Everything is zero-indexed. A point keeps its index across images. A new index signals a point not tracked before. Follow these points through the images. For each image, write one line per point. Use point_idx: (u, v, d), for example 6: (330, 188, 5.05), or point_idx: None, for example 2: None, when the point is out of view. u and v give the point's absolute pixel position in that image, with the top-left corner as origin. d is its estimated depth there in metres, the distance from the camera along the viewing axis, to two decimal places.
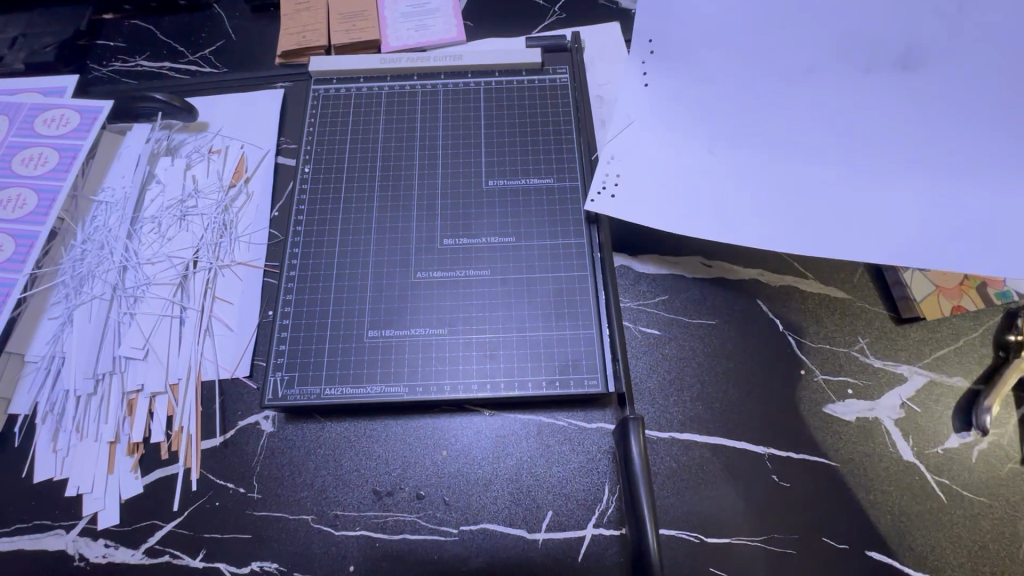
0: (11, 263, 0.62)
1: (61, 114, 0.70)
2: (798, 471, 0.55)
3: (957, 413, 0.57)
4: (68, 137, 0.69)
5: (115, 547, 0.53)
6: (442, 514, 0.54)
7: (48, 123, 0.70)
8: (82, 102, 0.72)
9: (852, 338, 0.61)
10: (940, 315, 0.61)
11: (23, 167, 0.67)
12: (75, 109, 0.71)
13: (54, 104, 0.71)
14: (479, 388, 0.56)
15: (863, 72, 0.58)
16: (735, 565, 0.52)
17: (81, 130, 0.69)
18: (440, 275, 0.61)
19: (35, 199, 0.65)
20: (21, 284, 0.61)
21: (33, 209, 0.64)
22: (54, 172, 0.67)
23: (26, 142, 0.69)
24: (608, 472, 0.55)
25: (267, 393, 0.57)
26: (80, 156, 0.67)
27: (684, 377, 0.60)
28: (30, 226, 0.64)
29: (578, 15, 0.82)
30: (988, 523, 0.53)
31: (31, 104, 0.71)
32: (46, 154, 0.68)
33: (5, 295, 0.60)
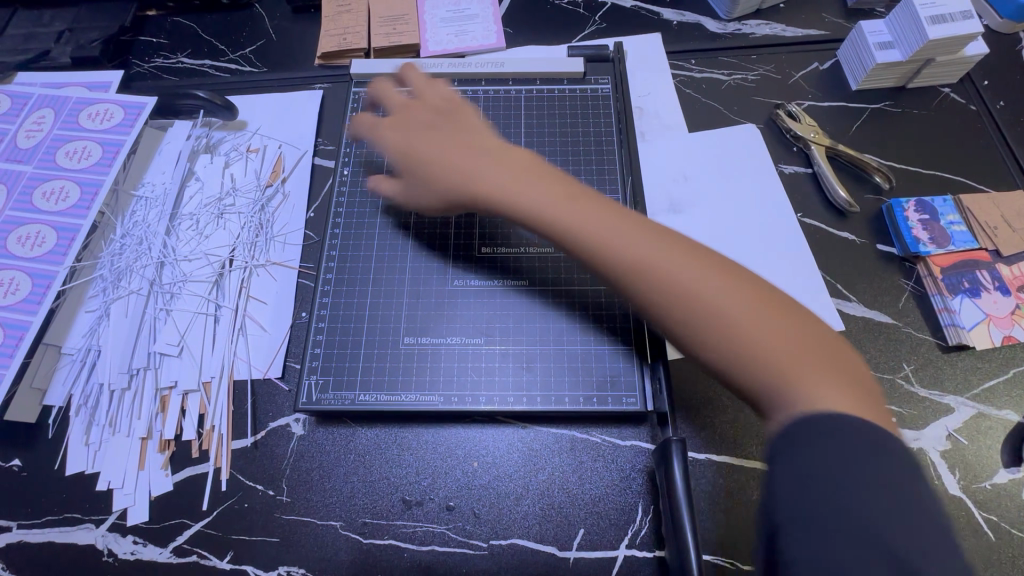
0: (53, 255, 0.62)
1: (106, 109, 0.71)
2: None
3: (1005, 447, 0.56)
4: (112, 132, 0.69)
5: (144, 545, 0.53)
6: (471, 526, 0.53)
7: (93, 116, 0.70)
8: (127, 98, 0.72)
9: (897, 366, 0.60)
10: (990, 345, 0.59)
11: (66, 160, 0.67)
12: (118, 104, 0.71)
13: (98, 98, 0.72)
14: (514, 401, 0.55)
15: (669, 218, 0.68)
16: None
17: (125, 125, 0.70)
18: (477, 283, 0.60)
19: (77, 192, 0.65)
20: (62, 277, 0.61)
21: (75, 203, 0.65)
22: (97, 166, 0.67)
23: (71, 135, 0.69)
24: (643, 492, 0.54)
25: (301, 396, 0.56)
26: (123, 152, 0.68)
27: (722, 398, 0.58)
28: (72, 219, 0.64)
29: (619, 25, 0.82)
30: None
31: (76, 98, 0.72)
32: (90, 148, 0.68)
33: (47, 287, 0.61)
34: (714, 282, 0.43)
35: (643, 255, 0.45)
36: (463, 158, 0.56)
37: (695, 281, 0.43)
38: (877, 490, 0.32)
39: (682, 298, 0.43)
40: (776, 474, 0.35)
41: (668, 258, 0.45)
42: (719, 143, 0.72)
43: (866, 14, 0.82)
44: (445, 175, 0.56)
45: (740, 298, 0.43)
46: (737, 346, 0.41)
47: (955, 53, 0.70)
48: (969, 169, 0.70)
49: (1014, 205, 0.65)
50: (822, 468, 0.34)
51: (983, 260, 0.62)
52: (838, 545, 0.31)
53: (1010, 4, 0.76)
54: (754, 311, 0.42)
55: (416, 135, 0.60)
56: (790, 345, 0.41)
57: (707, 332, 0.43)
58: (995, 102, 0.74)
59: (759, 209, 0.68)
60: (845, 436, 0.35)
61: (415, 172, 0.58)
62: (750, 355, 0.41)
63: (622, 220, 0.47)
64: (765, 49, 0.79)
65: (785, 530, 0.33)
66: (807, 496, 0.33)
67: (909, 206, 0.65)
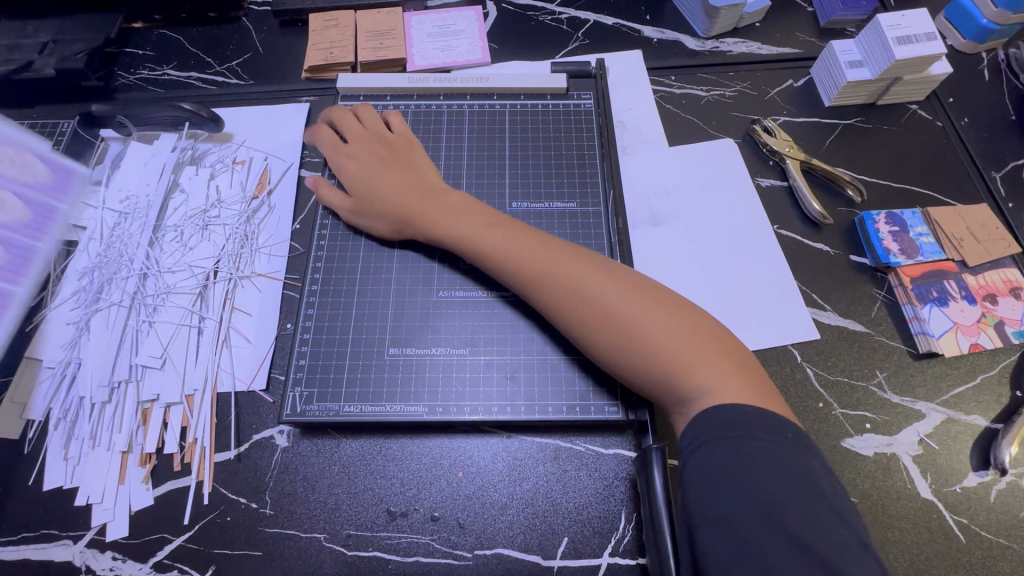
0: None
1: (21, 158, 0.66)
2: None
3: (974, 451, 0.58)
4: (36, 189, 0.66)
5: (123, 561, 0.53)
6: (456, 537, 0.54)
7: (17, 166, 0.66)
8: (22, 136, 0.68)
9: (870, 373, 0.61)
10: (958, 352, 0.61)
11: None
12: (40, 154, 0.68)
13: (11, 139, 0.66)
14: (499, 411, 0.56)
15: (651, 224, 0.69)
16: None
17: (54, 186, 0.68)
18: (461, 295, 0.61)
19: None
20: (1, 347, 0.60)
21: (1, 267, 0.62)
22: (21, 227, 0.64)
23: None
24: (626, 499, 0.55)
25: (286, 408, 0.56)
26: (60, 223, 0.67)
27: None
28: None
29: (600, 42, 0.84)
30: (1009, 564, 0.53)
31: None
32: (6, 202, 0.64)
33: None
34: (627, 299, 0.51)
35: (571, 281, 0.52)
36: (415, 196, 0.61)
37: (602, 295, 0.51)
38: (770, 482, 0.40)
39: (586, 311, 0.51)
40: (688, 481, 0.43)
41: (589, 281, 0.52)
42: (699, 155, 0.74)
43: (838, 34, 0.85)
44: (388, 208, 0.61)
45: (653, 312, 0.50)
46: (650, 356, 0.49)
47: (921, 72, 0.73)
48: (937, 183, 0.72)
49: (977, 218, 0.68)
50: (728, 472, 0.41)
51: (950, 271, 0.65)
52: (744, 528, 0.38)
53: (972, 24, 0.80)
54: (664, 323, 0.50)
55: (371, 165, 0.64)
56: (696, 349, 0.48)
57: (626, 346, 0.50)
58: (959, 119, 0.77)
59: (736, 220, 0.70)
60: (744, 439, 0.42)
61: (361, 202, 0.63)
62: (652, 357, 0.49)
63: (537, 246, 0.55)
64: (741, 66, 0.82)
65: (702, 531, 0.40)
66: (715, 500, 0.41)
67: (879, 218, 0.68)
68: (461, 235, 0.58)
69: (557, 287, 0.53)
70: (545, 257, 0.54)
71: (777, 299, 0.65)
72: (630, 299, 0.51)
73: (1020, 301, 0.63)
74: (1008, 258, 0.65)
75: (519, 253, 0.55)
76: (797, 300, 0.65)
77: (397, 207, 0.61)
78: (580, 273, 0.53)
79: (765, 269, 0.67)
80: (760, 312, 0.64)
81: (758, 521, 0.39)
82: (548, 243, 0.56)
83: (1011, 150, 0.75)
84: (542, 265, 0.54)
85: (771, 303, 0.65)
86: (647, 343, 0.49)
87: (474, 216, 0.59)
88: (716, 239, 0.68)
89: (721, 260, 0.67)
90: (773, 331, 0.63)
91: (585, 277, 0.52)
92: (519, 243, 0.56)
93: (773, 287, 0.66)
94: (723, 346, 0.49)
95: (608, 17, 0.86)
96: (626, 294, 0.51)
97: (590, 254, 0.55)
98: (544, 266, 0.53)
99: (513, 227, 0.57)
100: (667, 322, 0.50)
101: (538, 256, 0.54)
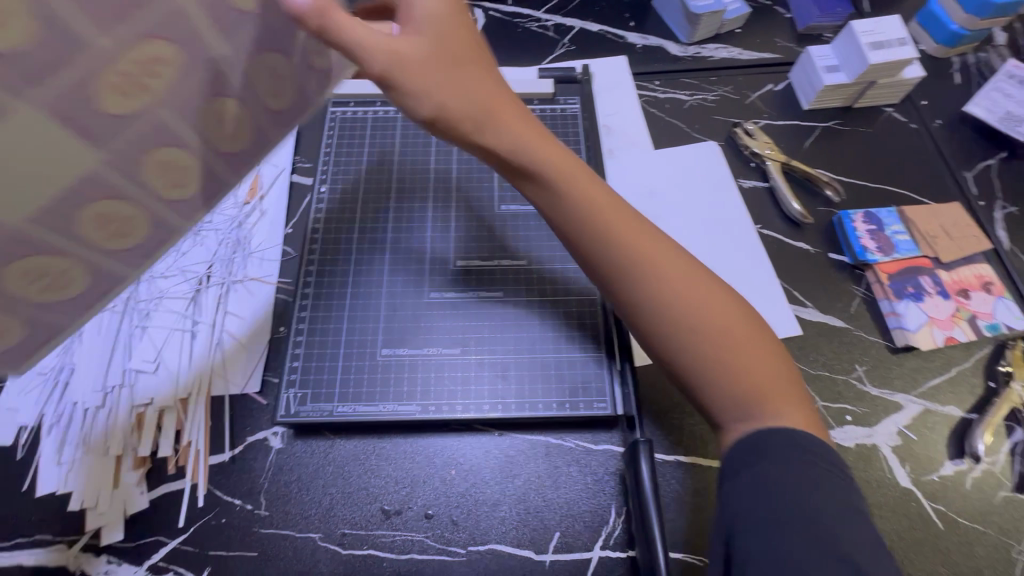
0: None
1: None
2: None
3: (951, 440, 0.60)
4: None
5: (118, 564, 0.53)
6: (450, 533, 0.54)
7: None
8: None
9: (850, 367, 0.63)
10: (934, 345, 0.63)
11: None
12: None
13: None
14: (490, 408, 0.57)
15: None
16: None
17: None
18: (452, 295, 0.62)
19: None
20: None
21: None
22: None
23: None
24: (616, 493, 0.56)
25: (280, 409, 0.57)
26: None
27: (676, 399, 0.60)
28: None
29: (586, 48, 0.86)
30: (983, 550, 0.55)
31: None
32: None
33: None
34: (722, 320, 0.50)
35: (672, 287, 0.50)
36: (498, 95, 0.51)
37: (700, 308, 0.50)
38: (819, 500, 0.42)
39: (684, 322, 0.49)
40: (739, 487, 0.44)
41: (689, 291, 0.50)
42: (683, 157, 0.76)
43: (815, 40, 0.88)
44: (467, 96, 0.49)
45: (743, 331, 0.50)
46: (730, 379, 0.49)
47: (895, 76, 0.75)
48: (912, 182, 0.75)
49: (950, 215, 0.71)
50: (776, 484, 0.43)
51: (925, 267, 0.67)
52: (789, 537, 0.40)
53: (942, 30, 0.83)
54: (758, 351, 0.49)
55: (461, 28, 0.49)
56: (778, 380, 0.49)
57: (716, 364, 0.49)
58: (932, 120, 0.80)
59: (720, 221, 0.71)
60: (799, 461, 0.44)
61: (433, 63, 0.47)
62: (731, 381, 0.49)
63: (646, 240, 0.51)
64: (723, 71, 0.84)
65: (743, 536, 0.42)
66: (766, 507, 0.42)
67: (857, 218, 0.70)
68: (552, 167, 0.52)
69: (661, 289, 0.50)
70: (652, 254, 0.51)
71: (759, 297, 0.67)
72: (727, 322, 0.50)
73: (991, 295, 0.66)
74: (978, 254, 0.68)
75: (626, 240, 0.51)
76: (779, 298, 0.67)
77: (474, 98, 0.49)
78: (686, 278, 0.50)
79: (749, 267, 0.68)
80: None
81: (796, 527, 0.40)
82: (656, 240, 0.52)
83: (981, 150, 0.78)
84: (646, 261, 0.50)
85: (754, 299, 0.66)
86: (731, 367, 0.49)
87: (562, 156, 0.53)
88: (701, 239, 0.70)
89: (706, 259, 0.69)
90: None
91: (688, 284, 0.50)
92: (627, 234, 0.51)
93: (756, 285, 0.67)
94: (796, 382, 0.50)
95: (594, 23, 0.88)
96: (723, 314, 0.50)
97: (688, 255, 0.53)
98: (650, 264, 0.50)
99: (620, 210, 0.52)
100: (750, 351, 0.49)
101: (645, 250, 0.51)
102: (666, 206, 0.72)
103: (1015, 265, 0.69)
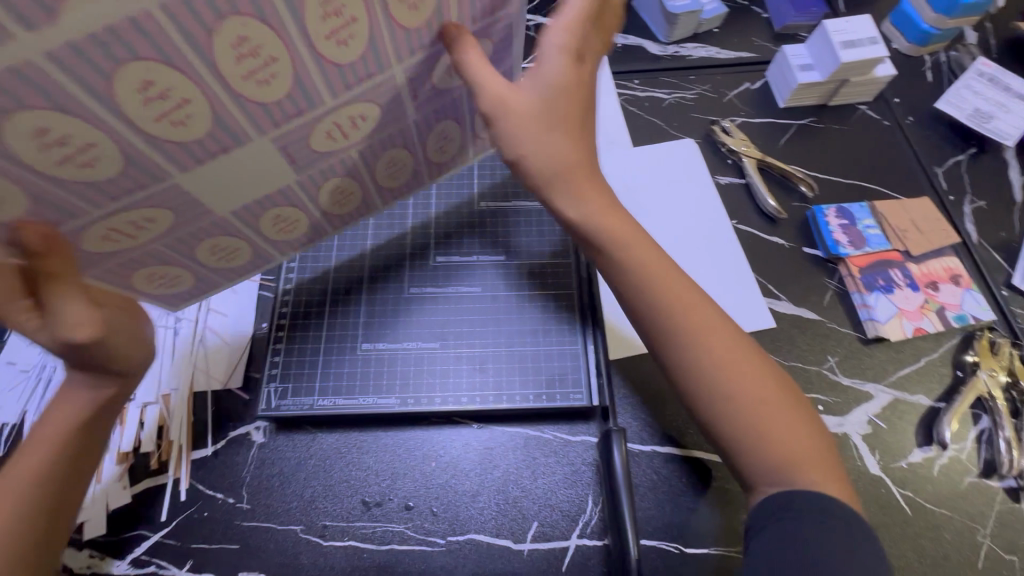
0: None
1: None
2: (720, 472, 0.58)
3: (919, 428, 0.61)
4: None
5: (100, 558, 0.53)
6: (430, 524, 0.55)
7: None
8: None
9: (823, 357, 0.65)
10: (903, 336, 0.65)
11: None
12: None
13: None
14: (468, 400, 0.58)
15: None
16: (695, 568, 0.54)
17: None
18: (432, 291, 0.63)
19: None
20: None
21: None
22: None
23: None
24: (592, 483, 0.57)
25: (261, 403, 0.58)
26: None
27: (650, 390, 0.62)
28: None
29: None
30: (949, 533, 0.57)
31: None
32: None
33: None
34: (763, 391, 0.48)
35: (715, 358, 0.49)
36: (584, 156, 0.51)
37: (744, 376, 0.48)
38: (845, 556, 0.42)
39: (729, 389, 0.48)
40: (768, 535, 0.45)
41: (734, 360, 0.49)
42: (662, 154, 0.77)
43: (791, 39, 0.89)
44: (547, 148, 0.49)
45: (784, 410, 0.48)
46: (771, 452, 0.47)
47: (868, 74, 0.77)
48: (884, 178, 0.77)
49: (920, 209, 0.73)
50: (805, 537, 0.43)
51: (895, 260, 0.69)
52: None
53: (914, 30, 0.85)
54: (795, 422, 0.48)
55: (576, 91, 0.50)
56: (815, 454, 0.47)
57: (756, 436, 0.47)
58: (904, 117, 0.82)
59: (697, 216, 0.73)
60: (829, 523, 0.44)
61: (542, 120, 0.49)
62: (772, 450, 0.47)
63: (697, 306, 0.50)
64: (701, 70, 0.86)
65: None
66: (794, 555, 0.43)
67: (830, 213, 0.72)
68: (612, 233, 0.51)
69: (707, 356, 0.49)
70: (702, 320, 0.50)
71: (735, 290, 0.68)
72: (770, 394, 0.48)
73: (959, 287, 0.68)
74: (947, 247, 0.70)
75: (677, 304, 0.50)
76: (753, 291, 0.68)
77: (558, 151, 0.50)
78: (734, 345, 0.49)
79: (724, 261, 0.70)
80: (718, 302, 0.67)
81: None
82: (709, 309, 0.50)
83: (951, 146, 0.79)
84: (695, 326, 0.49)
85: (729, 292, 0.68)
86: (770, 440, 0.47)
87: (625, 223, 0.52)
88: (678, 235, 0.71)
89: (682, 254, 0.70)
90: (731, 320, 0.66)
91: (735, 353, 0.49)
92: (683, 302, 0.50)
93: (731, 279, 0.69)
94: (835, 461, 0.48)
95: None
96: (763, 385, 0.48)
97: (739, 330, 0.51)
98: (699, 329, 0.49)
99: (675, 274, 0.51)
100: (791, 424, 0.48)
101: (695, 316, 0.50)
102: (644, 203, 0.74)
103: (982, 258, 0.71)
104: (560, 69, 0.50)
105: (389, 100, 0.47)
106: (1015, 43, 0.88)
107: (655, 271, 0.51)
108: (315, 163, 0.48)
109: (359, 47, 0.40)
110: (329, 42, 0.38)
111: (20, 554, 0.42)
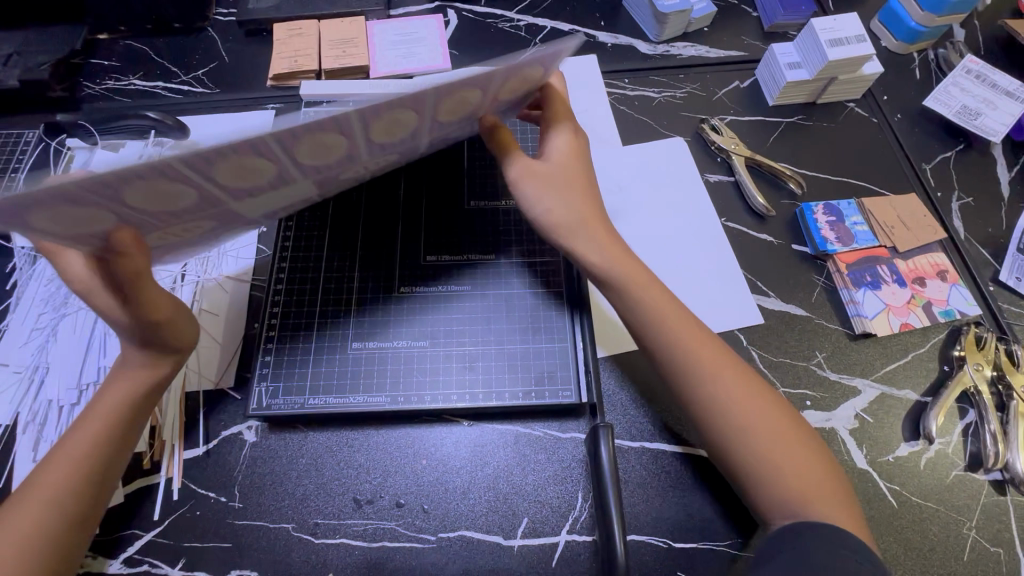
0: None
1: None
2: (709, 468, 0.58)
3: (906, 423, 0.62)
4: None
5: (92, 558, 0.54)
6: (421, 521, 0.56)
7: (503, 92, 0.50)
8: None
9: (811, 353, 0.65)
10: (890, 331, 0.66)
11: None
12: (549, 60, 0.49)
13: None
14: (458, 399, 0.59)
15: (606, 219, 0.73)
16: (684, 562, 0.55)
17: None
18: (423, 290, 0.64)
19: None
20: None
21: None
22: None
23: None
24: (582, 479, 0.58)
25: (252, 402, 0.58)
26: None
27: (639, 386, 0.62)
28: None
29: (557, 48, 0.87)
30: (936, 526, 0.57)
31: None
32: None
33: None
34: (777, 433, 0.51)
35: (723, 394, 0.52)
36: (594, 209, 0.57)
37: (757, 418, 0.51)
38: None
39: (745, 431, 0.51)
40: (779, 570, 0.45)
41: (747, 403, 0.51)
42: (652, 153, 0.78)
43: (780, 37, 0.90)
44: (571, 204, 0.56)
45: (797, 450, 0.51)
46: (787, 490, 0.49)
47: (855, 72, 0.78)
48: (872, 174, 0.77)
49: (908, 205, 0.73)
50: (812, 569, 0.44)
51: (882, 256, 0.69)
52: None
53: (902, 28, 0.85)
54: (809, 462, 0.50)
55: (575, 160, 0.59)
56: (830, 490, 0.49)
57: (773, 476, 0.50)
58: (893, 115, 0.82)
59: (686, 214, 0.73)
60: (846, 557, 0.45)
61: (551, 178, 0.57)
62: (787, 489, 0.49)
63: (711, 350, 0.54)
64: (691, 69, 0.86)
65: None
66: None
67: (817, 209, 0.72)
68: (629, 272, 0.56)
69: (723, 397, 0.52)
70: (716, 363, 0.53)
71: (724, 287, 0.69)
72: (783, 436, 0.51)
73: (946, 283, 0.68)
74: (934, 243, 0.71)
75: (693, 346, 0.53)
76: (742, 287, 0.69)
77: (575, 208, 0.56)
78: (747, 388, 0.52)
79: (713, 258, 0.70)
80: (706, 298, 0.68)
81: None
82: (721, 352, 0.54)
83: (939, 142, 0.80)
84: (711, 369, 0.52)
85: (718, 288, 0.68)
86: (786, 480, 0.49)
87: (636, 265, 0.56)
88: (668, 233, 0.72)
89: (672, 251, 0.71)
90: (721, 316, 0.67)
91: (749, 395, 0.52)
92: (700, 345, 0.54)
93: (720, 275, 0.69)
94: (845, 496, 0.50)
95: (565, 23, 0.89)
96: (777, 426, 0.51)
97: (738, 359, 0.55)
98: (714, 372, 0.52)
99: (690, 319, 0.55)
100: (806, 465, 0.50)
101: (710, 358, 0.53)
102: (634, 201, 0.74)
103: (969, 253, 0.72)
104: (566, 143, 0.59)
105: (409, 151, 0.54)
106: (1003, 39, 0.88)
107: (670, 316, 0.54)
108: (333, 184, 0.54)
109: (406, 134, 0.48)
110: (380, 136, 0.46)
111: (57, 548, 0.45)
